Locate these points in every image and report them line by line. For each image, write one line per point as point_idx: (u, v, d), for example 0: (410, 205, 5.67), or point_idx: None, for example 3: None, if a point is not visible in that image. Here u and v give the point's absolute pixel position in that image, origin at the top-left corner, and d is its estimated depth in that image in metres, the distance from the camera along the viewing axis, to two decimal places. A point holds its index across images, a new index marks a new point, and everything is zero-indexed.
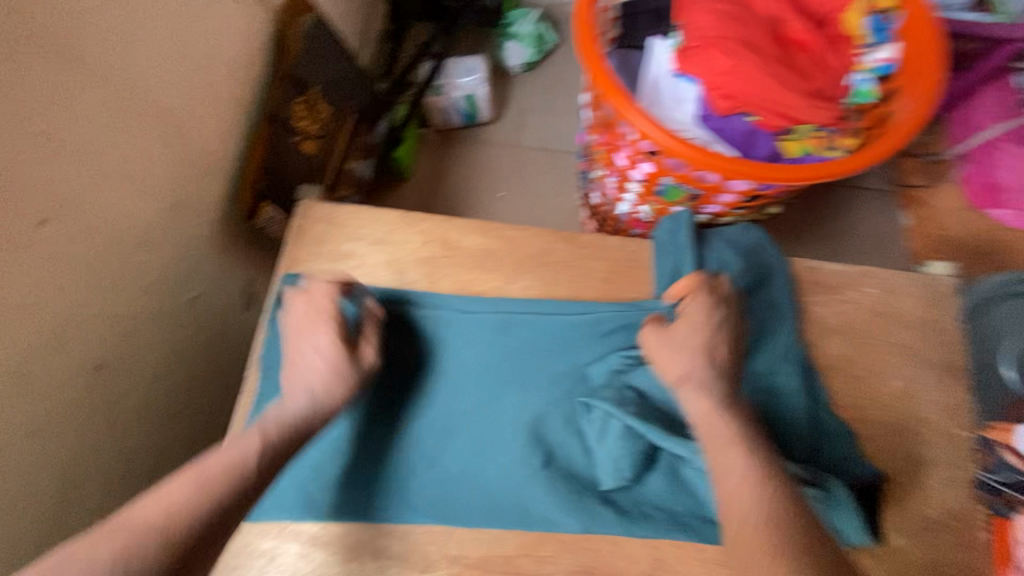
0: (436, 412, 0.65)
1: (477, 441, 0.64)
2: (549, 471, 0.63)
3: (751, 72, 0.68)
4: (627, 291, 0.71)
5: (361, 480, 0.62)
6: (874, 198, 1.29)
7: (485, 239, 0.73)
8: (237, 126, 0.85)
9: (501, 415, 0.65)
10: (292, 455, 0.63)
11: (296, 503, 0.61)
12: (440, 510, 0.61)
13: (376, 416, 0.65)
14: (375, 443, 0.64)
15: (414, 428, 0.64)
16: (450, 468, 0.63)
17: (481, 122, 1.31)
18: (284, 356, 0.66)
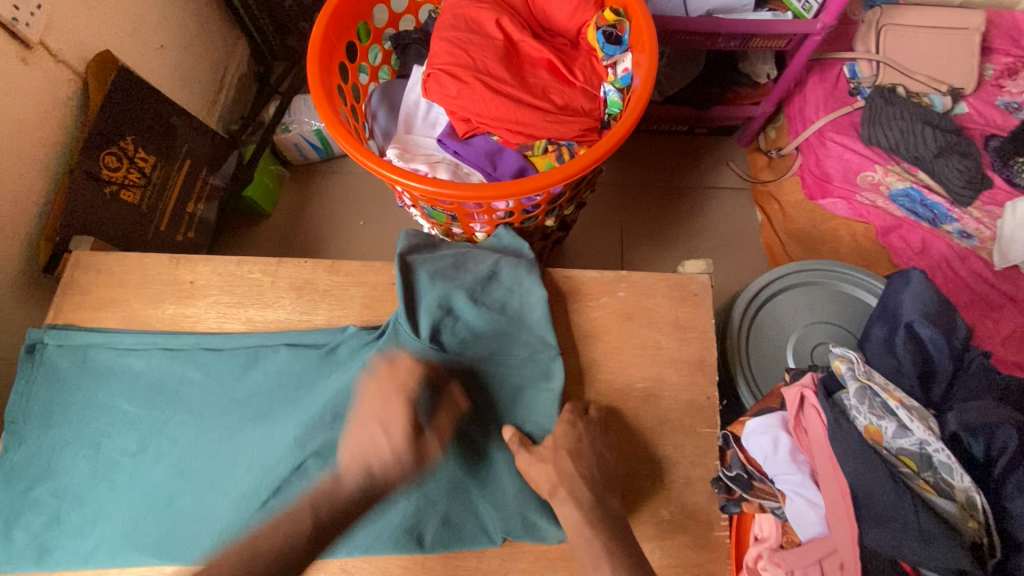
0: (182, 455, 0.65)
1: (214, 480, 0.64)
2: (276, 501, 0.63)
3: (480, 94, 0.70)
4: (382, 313, 0.72)
5: (97, 531, 0.62)
6: (726, 197, 1.29)
7: (246, 274, 0.74)
8: (35, 181, 0.87)
9: (239, 454, 0.64)
10: (33, 508, 0.63)
11: (24, 559, 0.61)
12: (169, 552, 0.61)
13: (118, 464, 0.65)
14: (119, 491, 0.64)
15: (158, 473, 0.64)
16: (183, 507, 0.63)
17: (339, 154, 1.34)
18: (33, 409, 0.67)
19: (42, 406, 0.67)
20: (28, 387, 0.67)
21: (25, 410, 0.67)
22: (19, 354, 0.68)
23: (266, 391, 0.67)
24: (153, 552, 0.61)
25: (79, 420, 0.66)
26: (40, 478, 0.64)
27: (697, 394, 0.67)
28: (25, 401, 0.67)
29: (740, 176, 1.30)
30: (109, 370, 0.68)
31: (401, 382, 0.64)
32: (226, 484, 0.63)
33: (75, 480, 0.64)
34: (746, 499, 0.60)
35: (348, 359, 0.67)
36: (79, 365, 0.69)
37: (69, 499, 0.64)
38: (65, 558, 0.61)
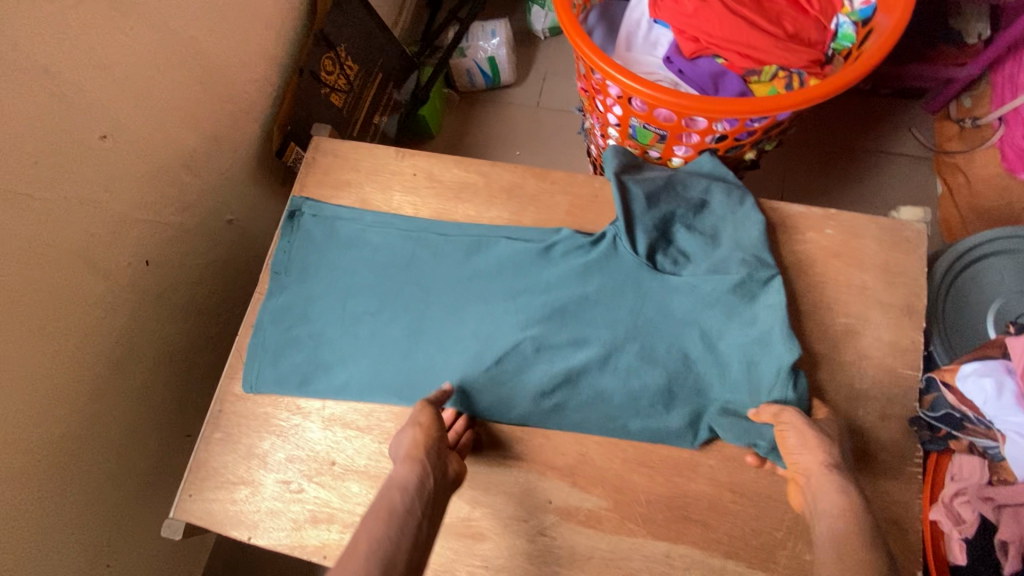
0: (415, 319, 0.74)
1: (444, 342, 0.72)
2: (496, 370, 0.70)
3: (718, 13, 0.72)
4: (585, 221, 0.77)
5: (347, 368, 0.73)
6: (905, 166, 1.22)
7: (464, 173, 0.81)
8: (271, 76, 0.98)
9: (465, 323, 0.73)
10: (292, 345, 0.75)
11: (290, 383, 0.73)
12: (406, 394, 0.71)
13: (362, 318, 0.75)
14: (362, 341, 0.74)
15: (394, 331, 0.74)
16: (419, 361, 0.72)
17: (504, 85, 1.39)
18: (292, 263, 0.78)
19: (299, 263, 0.78)
20: (290, 246, 0.79)
21: (285, 264, 0.78)
22: (282, 218, 0.80)
23: (489, 275, 0.74)
24: (393, 392, 0.71)
25: (331, 276, 0.78)
26: (299, 319, 0.76)
27: (901, 336, 0.67)
28: (288, 254, 0.79)
29: (922, 144, 1.23)
30: (354, 241, 0.79)
31: (613, 283, 0.71)
32: (456, 347, 0.72)
33: (326, 325, 0.76)
34: (952, 438, 0.61)
35: (562, 257, 0.74)
36: (329, 234, 0.80)
37: (323, 339, 0.75)
38: (323, 386, 0.73)
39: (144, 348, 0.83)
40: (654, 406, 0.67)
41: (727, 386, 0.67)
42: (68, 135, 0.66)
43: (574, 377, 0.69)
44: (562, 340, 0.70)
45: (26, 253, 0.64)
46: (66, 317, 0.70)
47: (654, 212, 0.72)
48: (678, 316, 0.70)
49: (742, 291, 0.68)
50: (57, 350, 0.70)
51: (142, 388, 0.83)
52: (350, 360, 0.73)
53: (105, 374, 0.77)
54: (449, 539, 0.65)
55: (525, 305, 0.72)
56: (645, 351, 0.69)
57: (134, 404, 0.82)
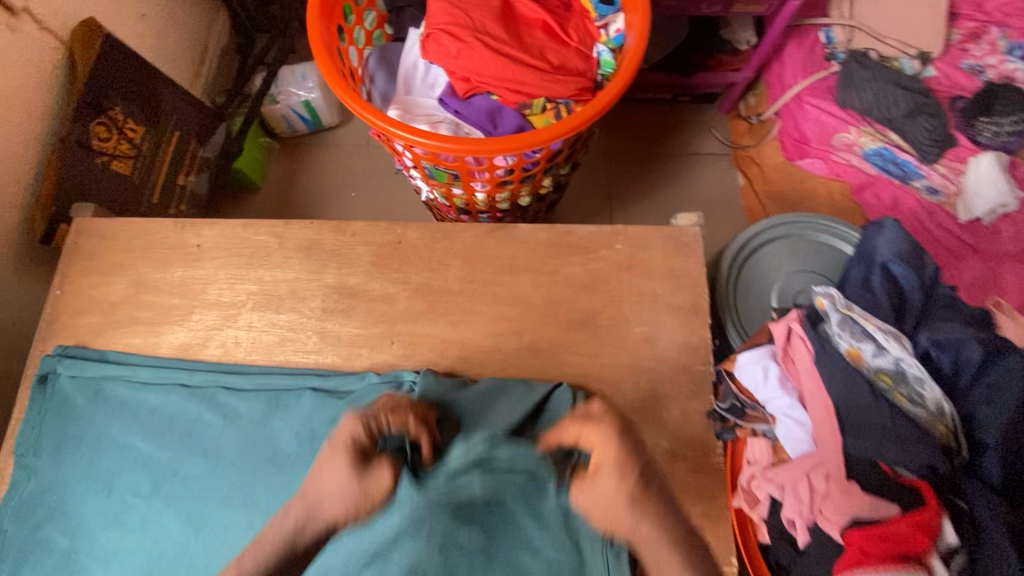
0: (195, 502, 0.63)
1: (229, 529, 0.62)
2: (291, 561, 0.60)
3: (482, 52, 0.73)
4: (389, 270, 0.75)
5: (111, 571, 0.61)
6: (710, 164, 1.34)
7: (255, 236, 0.76)
8: (23, 154, 0.86)
9: (255, 504, 0.63)
10: (42, 546, 0.62)
11: None
12: None
13: (129, 506, 0.63)
14: (131, 535, 0.62)
15: (170, 520, 0.62)
16: (200, 559, 0.61)
17: (329, 127, 1.33)
18: (44, 437, 0.65)
19: (52, 438, 0.65)
20: (39, 417, 0.66)
21: (34, 442, 0.65)
22: (32, 384, 0.67)
23: (286, 439, 0.65)
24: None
25: (91, 446, 0.65)
26: (50, 515, 0.62)
27: (691, 335, 0.71)
28: (36, 429, 0.65)
29: (722, 143, 1.35)
30: (127, 405, 0.67)
31: (427, 429, 0.63)
32: (242, 535, 0.61)
33: (85, 517, 0.63)
34: (739, 426, 0.66)
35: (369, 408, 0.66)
36: (93, 396, 0.67)
37: (81, 536, 0.62)
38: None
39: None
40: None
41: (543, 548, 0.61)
42: None
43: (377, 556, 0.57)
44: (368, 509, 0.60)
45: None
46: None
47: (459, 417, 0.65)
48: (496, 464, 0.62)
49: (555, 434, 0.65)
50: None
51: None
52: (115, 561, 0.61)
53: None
54: None
55: None
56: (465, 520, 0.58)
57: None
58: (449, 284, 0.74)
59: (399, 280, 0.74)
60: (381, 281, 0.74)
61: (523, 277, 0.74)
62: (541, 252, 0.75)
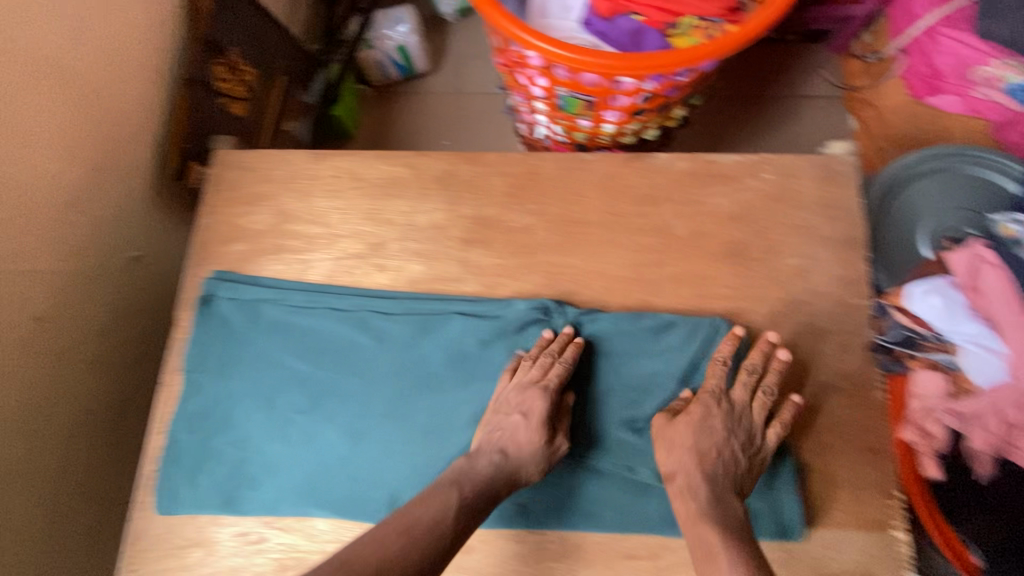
0: (353, 420, 0.65)
1: (387, 445, 0.64)
2: (451, 475, 0.62)
3: None
4: (526, 200, 0.73)
5: (279, 480, 0.64)
6: (819, 107, 1.26)
7: (391, 168, 0.76)
8: (157, 92, 0.87)
9: (410, 422, 0.64)
10: (215, 456, 0.65)
11: (212, 504, 0.63)
12: (347, 509, 0.62)
13: (291, 421, 0.65)
14: (295, 449, 0.64)
15: (331, 436, 0.64)
16: (361, 472, 0.63)
17: (419, 74, 1.32)
18: (208, 356, 0.68)
19: (216, 357, 0.68)
20: (203, 334, 0.68)
21: (200, 358, 0.68)
22: (196, 304, 0.70)
23: (437, 362, 0.66)
24: (331, 508, 0.62)
25: (252, 364, 0.67)
26: (219, 427, 0.66)
27: (848, 268, 0.68)
28: (200, 348, 0.68)
29: (832, 85, 1.27)
30: (283, 327, 0.69)
31: (578, 357, 0.63)
32: (401, 451, 0.63)
33: (251, 431, 0.65)
34: (909, 357, 0.63)
35: (519, 335, 0.66)
36: (250, 317, 0.69)
37: (249, 448, 0.65)
38: (251, 507, 0.63)
39: (51, 417, 0.72)
40: (624, 503, 0.60)
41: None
42: None
43: None
44: None
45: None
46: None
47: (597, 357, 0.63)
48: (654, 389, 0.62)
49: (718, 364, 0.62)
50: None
51: (57, 461, 0.73)
52: (282, 472, 0.64)
53: (4, 460, 0.66)
54: None
55: (478, 391, 0.65)
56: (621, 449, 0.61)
57: (45, 482, 0.72)
58: (587, 215, 0.72)
59: (535, 210, 0.73)
60: (518, 211, 0.73)
61: (666, 207, 0.71)
62: (683, 182, 0.72)
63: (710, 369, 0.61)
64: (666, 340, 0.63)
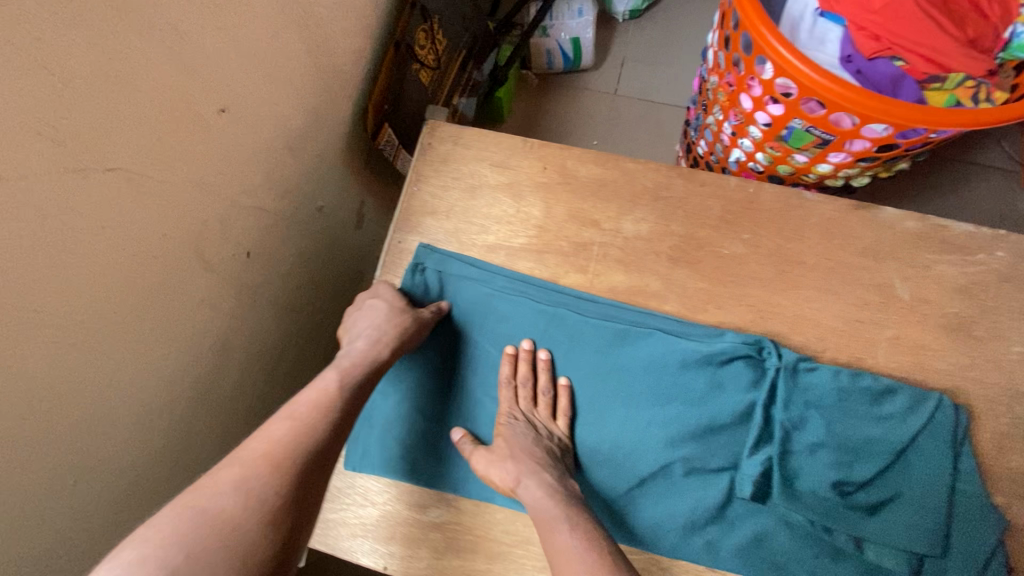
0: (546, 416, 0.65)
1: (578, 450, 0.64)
2: (639, 492, 0.62)
3: (911, 10, 0.67)
4: (740, 229, 0.71)
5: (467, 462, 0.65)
6: (993, 179, 1.19)
7: (602, 170, 0.75)
8: (369, 47, 0.87)
9: (602, 431, 0.64)
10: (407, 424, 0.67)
11: (399, 470, 0.65)
12: None
13: (479, 403, 0.68)
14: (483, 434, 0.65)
15: None
16: None
17: (581, 69, 1.30)
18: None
19: None
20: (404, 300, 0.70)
21: None
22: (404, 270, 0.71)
23: (634, 376, 0.66)
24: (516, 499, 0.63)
25: (449, 339, 0.69)
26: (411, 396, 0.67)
27: None
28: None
29: (1009, 157, 1.20)
30: (484, 311, 0.69)
31: (785, 402, 0.62)
32: (589, 457, 0.64)
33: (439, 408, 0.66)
34: None
35: (725, 367, 0.65)
36: (453, 293, 0.70)
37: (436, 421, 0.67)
38: (437, 480, 0.65)
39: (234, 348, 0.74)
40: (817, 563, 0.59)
41: (907, 546, 0.58)
42: (190, 106, 0.56)
43: (725, 509, 0.61)
44: (719, 467, 0.62)
45: (127, 246, 0.53)
46: (161, 315, 0.60)
47: (808, 408, 0.62)
48: (866, 454, 0.60)
49: (937, 444, 0.60)
50: (149, 356, 0.60)
51: (229, 391, 0.75)
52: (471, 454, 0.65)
53: (195, 381, 0.68)
54: None
55: (675, 415, 0.64)
56: (825, 510, 0.59)
57: (217, 410, 0.74)
58: (803, 257, 0.69)
59: (749, 242, 0.70)
60: (731, 239, 0.70)
61: (889, 265, 0.68)
62: (911, 242, 0.69)
63: (925, 445, 0.60)
64: (885, 408, 0.61)
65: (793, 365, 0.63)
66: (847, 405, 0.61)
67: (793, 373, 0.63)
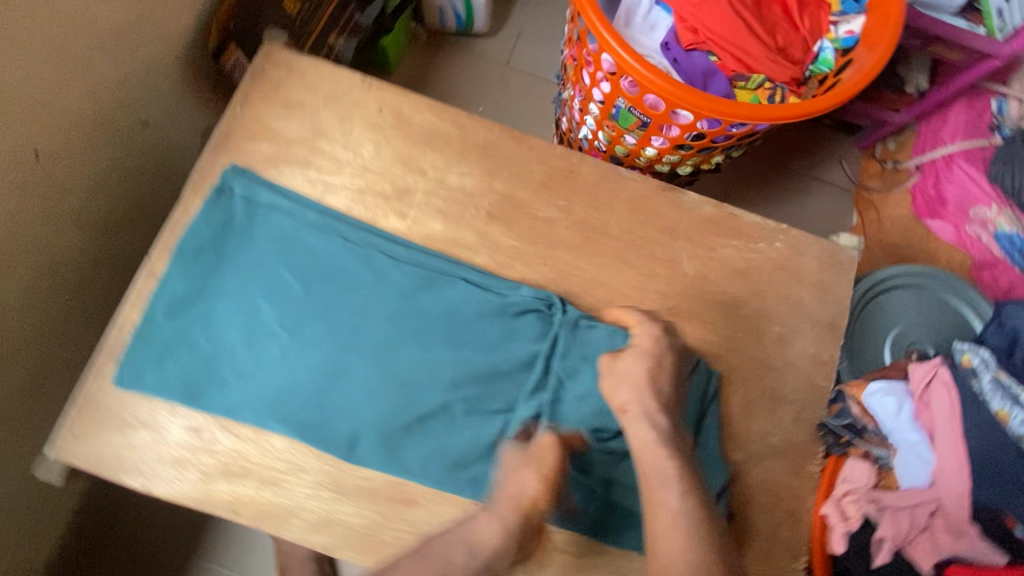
0: (337, 350, 0.65)
1: (363, 386, 0.64)
2: (418, 428, 0.64)
3: (723, 9, 0.73)
4: (557, 195, 0.75)
5: (247, 390, 0.63)
6: (828, 194, 1.33)
7: (437, 120, 0.75)
8: None
9: (390, 369, 0.65)
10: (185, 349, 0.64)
11: (174, 392, 0.62)
12: (305, 434, 0.62)
13: (272, 334, 0.65)
14: (268, 363, 0.64)
15: (308, 358, 0.65)
16: (331, 402, 0.64)
17: (476, 34, 1.30)
18: (206, 245, 0.66)
19: (212, 251, 0.67)
20: (205, 220, 0.67)
21: (197, 244, 0.66)
22: (208, 191, 0.68)
23: (432, 320, 0.68)
24: (294, 428, 0.62)
25: (247, 267, 0.67)
26: (198, 319, 0.65)
27: (822, 349, 0.73)
28: (197, 236, 0.66)
29: (847, 177, 1.33)
30: (290, 241, 0.68)
31: (563, 354, 0.67)
32: (373, 393, 0.64)
33: (227, 333, 0.64)
34: (853, 444, 0.69)
35: (516, 318, 0.68)
36: (261, 219, 0.68)
37: (225, 347, 0.64)
38: (213, 405, 0.63)
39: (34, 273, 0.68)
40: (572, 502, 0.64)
41: None
42: None
43: (495, 447, 0.64)
44: (496, 410, 0.66)
45: None
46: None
47: (583, 361, 0.67)
48: None
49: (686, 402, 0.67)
50: None
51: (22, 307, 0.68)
52: (252, 382, 0.63)
53: None
54: (377, 540, 0.62)
55: (463, 358, 0.66)
56: (583, 454, 0.65)
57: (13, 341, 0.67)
58: (608, 228, 0.74)
59: (563, 207, 0.74)
60: (547, 203, 0.74)
61: (682, 244, 0.74)
62: (706, 225, 0.75)
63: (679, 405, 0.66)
64: None
65: (578, 322, 0.68)
66: (617, 362, 0.67)
67: (573, 328, 0.68)
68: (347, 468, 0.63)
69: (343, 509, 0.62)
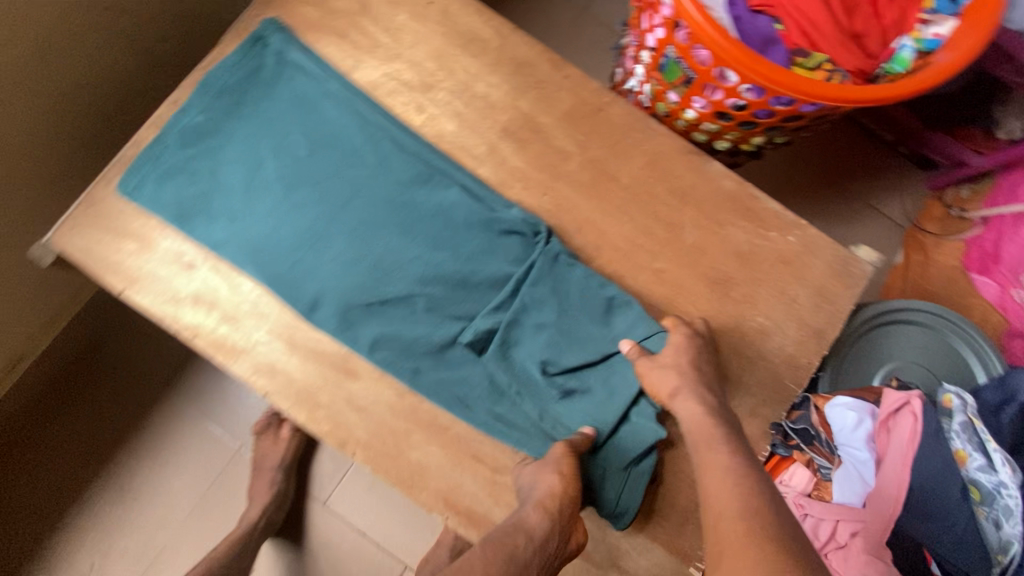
0: (325, 216, 0.67)
1: (339, 257, 0.66)
2: (380, 310, 0.66)
3: None
4: (578, 129, 0.73)
5: (233, 231, 0.66)
6: (877, 224, 1.16)
7: (480, 26, 0.74)
8: None
9: (368, 248, 0.67)
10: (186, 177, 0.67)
11: (167, 212, 0.66)
12: (275, 285, 0.65)
13: (270, 185, 0.67)
14: (258, 211, 0.67)
15: (296, 216, 0.67)
16: (305, 263, 0.66)
17: None
18: (230, 87, 0.69)
19: (234, 95, 0.69)
20: (236, 64, 0.69)
21: (223, 84, 0.69)
22: (245, 38, 0.70)
23: (420, 214, 0.68)
24: (266, 275, 0.65)
25: (263, 118, 0.69)
26: (208, 154, 0.67)
27: (801, 354, 0.70)
28: (225, 75, 0.69)
29: (905, 215, 1.16)
30: (307, 105, 0.69)
31: (536, 281, 0.67)
32: (346, 265, 0.66)
33: (229, 174, 0.67)
34: (799, 449, 0.68)
35: (502, 236, 0.68)
36: (286, 77, 0.70)
37: (221, 185, 0.67)
38: (199, 235, 0.66)
39: (79, 79, 0.72)
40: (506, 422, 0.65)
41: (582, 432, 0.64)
42: None
43: (446, 349, 0.66)
44: (458, 315, 0.66)
45: None
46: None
47: (553, 293, 0.67)
48: (583, 348, 0.66)
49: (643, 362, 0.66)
50: None
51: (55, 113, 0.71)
52: (239, 224, 0.66)
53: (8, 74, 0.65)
54: (312, 401, 0.65)
55: (439, 258, 0.67)
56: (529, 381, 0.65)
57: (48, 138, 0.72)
58: (620, 175, 0.72)
59: (581, 143, 0.73)
60: (566, 134, 0.72)
61: (690, 210, 0.72)
62: (721, 199, 0.72)
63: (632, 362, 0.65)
64: (614, 318, 0.66)
65: (557, 256, 0.68)
66: (586, 305, 0.67)
67: (553, 260, 0.67)
68: (305, 326, 0.66)
69: (290, 361, 0.65)
